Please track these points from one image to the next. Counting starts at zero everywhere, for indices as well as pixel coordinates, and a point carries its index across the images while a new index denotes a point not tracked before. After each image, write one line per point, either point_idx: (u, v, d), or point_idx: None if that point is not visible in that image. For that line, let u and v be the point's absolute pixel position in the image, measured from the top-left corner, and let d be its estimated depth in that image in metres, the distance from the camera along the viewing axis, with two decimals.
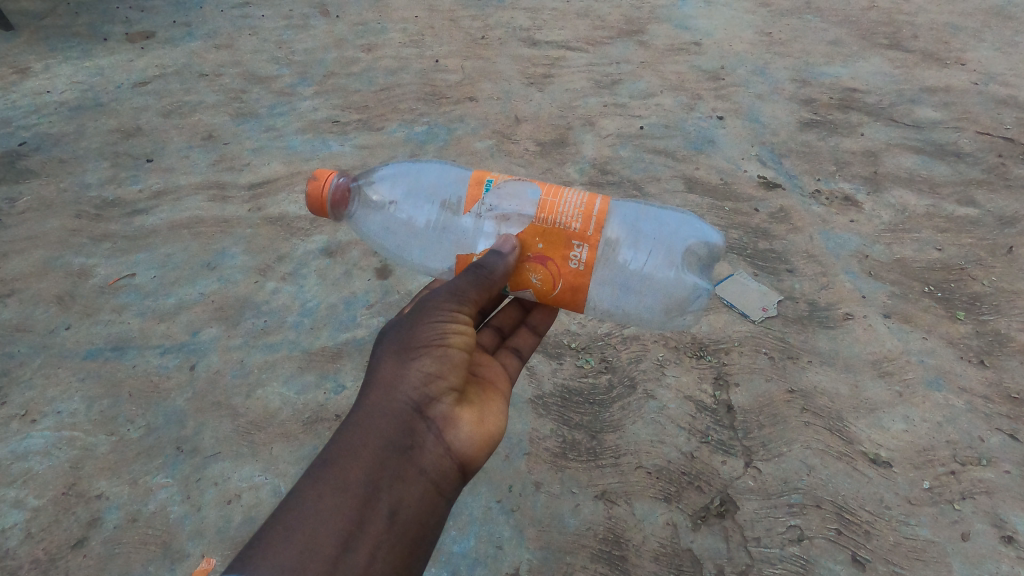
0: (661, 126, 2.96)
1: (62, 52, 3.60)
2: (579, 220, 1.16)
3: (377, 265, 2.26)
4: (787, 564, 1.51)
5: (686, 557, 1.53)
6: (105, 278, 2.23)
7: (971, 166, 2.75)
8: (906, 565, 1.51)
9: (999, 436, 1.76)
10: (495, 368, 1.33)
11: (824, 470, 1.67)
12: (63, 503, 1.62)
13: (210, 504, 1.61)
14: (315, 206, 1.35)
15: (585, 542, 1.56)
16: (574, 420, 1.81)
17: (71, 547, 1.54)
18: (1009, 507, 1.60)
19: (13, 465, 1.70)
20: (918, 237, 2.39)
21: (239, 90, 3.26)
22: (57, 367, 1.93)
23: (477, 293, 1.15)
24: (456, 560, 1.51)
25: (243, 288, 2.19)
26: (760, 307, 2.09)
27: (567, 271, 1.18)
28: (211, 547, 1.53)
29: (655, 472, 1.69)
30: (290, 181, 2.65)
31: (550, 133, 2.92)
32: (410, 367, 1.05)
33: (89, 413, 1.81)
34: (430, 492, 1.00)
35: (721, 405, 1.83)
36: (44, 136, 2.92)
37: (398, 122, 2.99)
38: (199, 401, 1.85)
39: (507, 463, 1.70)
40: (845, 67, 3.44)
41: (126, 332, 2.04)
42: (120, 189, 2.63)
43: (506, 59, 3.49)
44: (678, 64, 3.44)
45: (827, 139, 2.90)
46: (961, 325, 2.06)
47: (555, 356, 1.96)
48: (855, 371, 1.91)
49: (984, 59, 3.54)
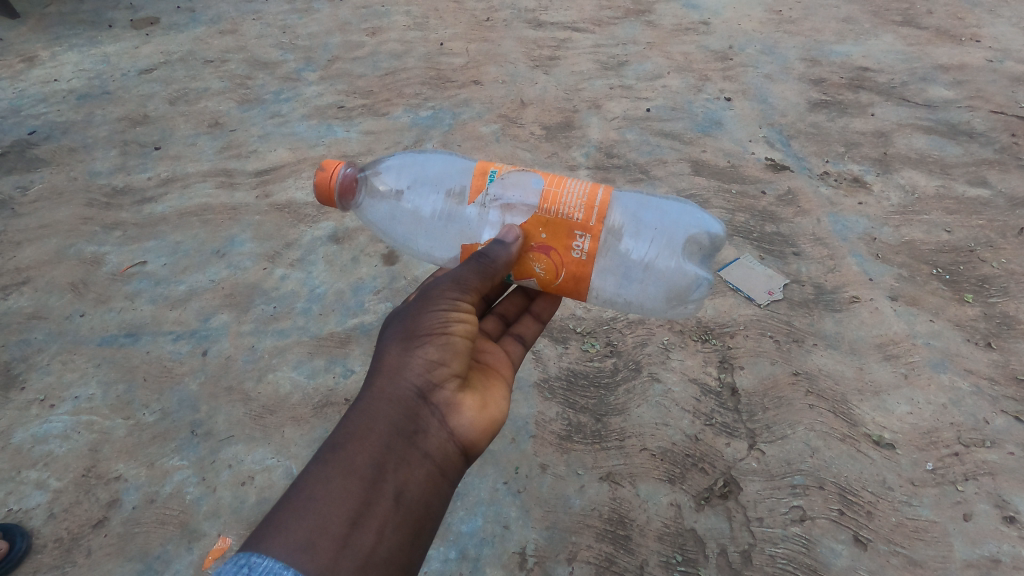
0: (668, 108, 2.93)
1: (68, 40, 3.60)
2: (581, 209, 1.16)
3: (384, 251, 2.28)
4: (790, 544, 1.53)
5: (689, 537, 1.56)
6: (117, 266, 2.27)
7: (984, 146, 2.70)
8: (906, 545, 1.52)
9: (1004, 418, 1.76)
10: (498, 355, 1.34)
11: (827, 452, 1.69)
12: (84, 485, 1.67)
13: (225, 486, 1.66)
14: (323, 196, 1.36)
15: (590, 522, 1.59)
16: (580, 403, 1.83)
17: (92, 526, 1.60)
18: (1012, 489, 1.61)
19: (34, 448, 1.75)
20: (928, 219, 2.36)
21: (244, 76, 3.26)
22: (74, 353, 1.98)
23: (480, 281, 1.16)
24: (464, 540, 1.55)
25: (253, 274, 2.22)
26: (765, 291, 2.09)
27: (569, 260, 1.19)
28: (227, 527, 1.58)
29: (660, 454, 1.71)
30: (296, 168, 2.67)
31: (555, 116, 2.90)
32: (415, 354, 1.07)
33: (106, 397, 1.87)
34: (434, 475, 1.02)
35: (726, 388, 1.84)
36: (53, 125, 2.94)
37: (403, 107, 2.98)
38: (212, 386, 1.89)
39: (514, 445, 1.73)
40: (857, 45, 3.37)
41: (139, 318, 2.09)
42: (130, 177, 2.66)
43: (511, 41, 3.45)
44: (686, 45, 3.39)
45: (837, 120, 2.86)
46: (970, 307, 2.05)
47: (560, 341, 1.98)
48: (861, 354, 1.91)
49: (999, 35, 3.46)
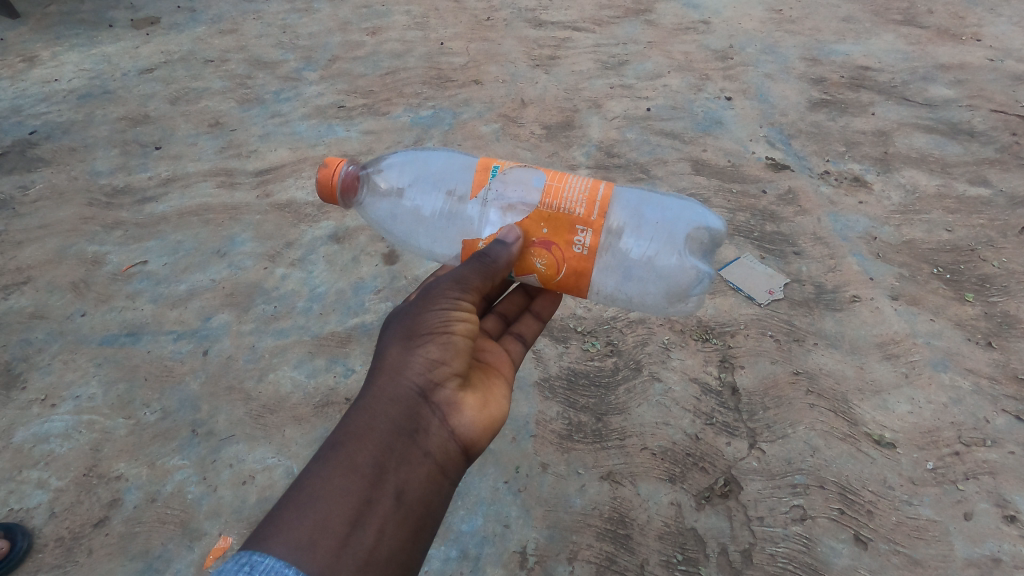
0: (669, 108, 2.93)
1: (68, 40, 3.60)
2: (583, 205, 1.16)
3: (384, 251, 2.28)
4: (790, 543, 1.53)
5: (690, 536, 1.56)
6: (118, 266, 2.27)
7: (984, 146, 2.70)
8: (907, 544, 1.52)
9: (1005, 417, 1.76)
10: (499, 354, 1.34)
11: (827, 451, 1.69)
12: (85, 484, 1.67)
13: (225, 485, 1.66)
14: (325, 193, 1.36)
15: (590, 521, 1.59)
16: (581, 402, 1.84)
17: (93, 526, 1.60)
18: (1012, 488, 1.61)
19: (35, 448, 1.75)
20: (928, 218, 2.36)
21: (245, 76, 3.26)
22: (75, 353, 1.98)
23: (481, 281, 1.17)
24: (465, 539, 1.55)
25: (254, 274, 2.22)
26: (766, 290, 2.09)
27: (570, 256, 1.19)
28: (228, 526, 1.58)
29: (661, 453, 1.71)
30: (297, 167, 2.67)
31: (556, 116, 2.90)
32: (416, 354, 1.07)
33: (107, 397, 1.87)
34: (435, 474, 1.02)
35: (726, 387, 1.84)
36: (54, 125, 2.95)
37: (403, 106, 2.99)
38: (213, 385, 1.89)
39: (514, 445, 1.73)
40: (857, 45, 3.37)
41: (140, 318, 2.09)
42: (131, 176, 2.66)
43: (511, 40, 3.45)
44: (686, 44, 3.38)
45: (838, 119, 2.86)
46: (970, 307, 2.05)
47: (561, 340, 1.98)
48: (862, 354, 1.91)
49: (1000, 34, 3.46)
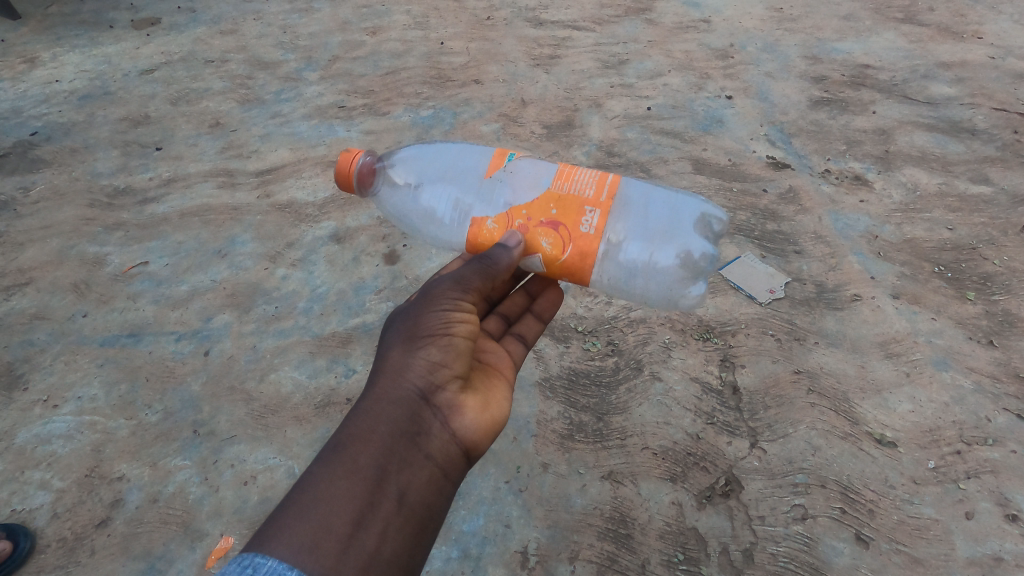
0: (669, 107, 2.92)
1: (69, 41, 3.61)
2: (592, 188, 1.22)
3: (384, 251, 2.28)
4: (792, 543, 1.53)
5: (691, 536, 1.56)
6: (119, 266, 2.27)
7: (986, 144, 2.70)
8: (909, 543, 1.52)
9: (1006, 416, 1.76)
10: (499, 355, 1.34)
11: (828, 450, 1.69)
12: (86, 485, 1.68)
13: (226, 486, 1.66)
14: (343, 180, 1.37)
15: (591, 521, 1.60)
16: (581, 402, 1.83)
17: (95, 526, 1.60)
18: (1015, 487, 1.61)
19: (37, 448, 1.75)
20: (929, 217, 2.35)
21: (245, 76, 3.26)
22: (76, 354, 1.99)
23: (481, 281, 1.18)
24: (466, 539, 1.55)
25: (255, 274, 2.22)
26: (766, 289, 2.09)
27: (578, 235, 1.19)
28: (229, 526, 1.59)
29: (661, 453, 1.71)
30: (297, 167, 2.67)
31: (556, 115, 2.90)
32: (417, 356, 1.07)
33: (109, 397, 1.87)
34: (436, 476, 1.02)
35: (727, 386, 1.84)
36: (55, 126, 2.95)
37: (403, 106, 2.99)
38: (214, 386, 1.90)
39: (515, 445, 1.73)
40: (858, 43, 3.37)
41: (141, 319, 2.09)
42: (132, 177, 2.66)
43: (511, 39, 3.45)
44: (687, 43, 3.38)
45: (838, 118, 2.85)
46: (972, 306, 2.05)
47: (562, 340, 1.98)
48: (863, 353, 1.91)
49: (1001, 32, 3.44)
